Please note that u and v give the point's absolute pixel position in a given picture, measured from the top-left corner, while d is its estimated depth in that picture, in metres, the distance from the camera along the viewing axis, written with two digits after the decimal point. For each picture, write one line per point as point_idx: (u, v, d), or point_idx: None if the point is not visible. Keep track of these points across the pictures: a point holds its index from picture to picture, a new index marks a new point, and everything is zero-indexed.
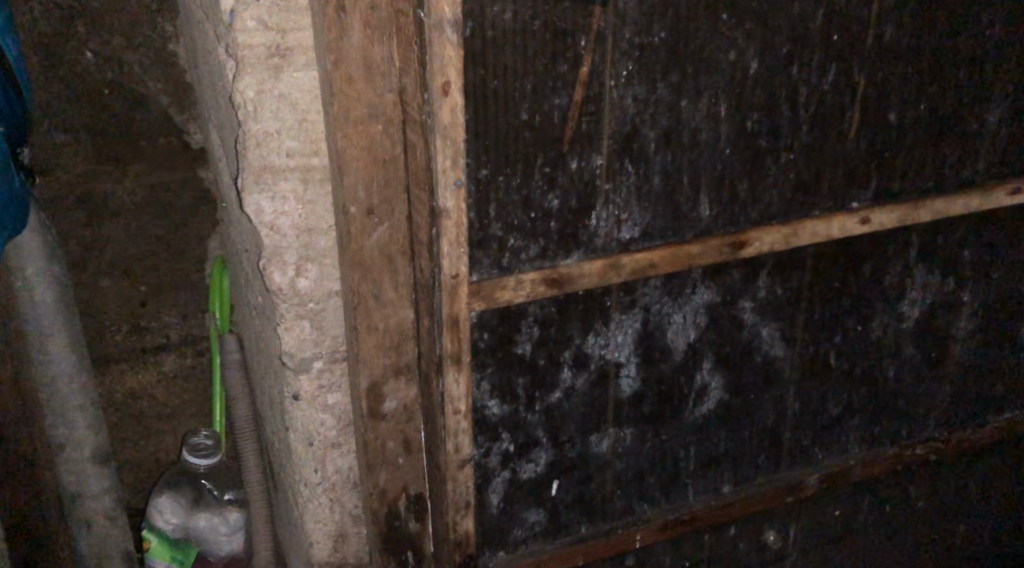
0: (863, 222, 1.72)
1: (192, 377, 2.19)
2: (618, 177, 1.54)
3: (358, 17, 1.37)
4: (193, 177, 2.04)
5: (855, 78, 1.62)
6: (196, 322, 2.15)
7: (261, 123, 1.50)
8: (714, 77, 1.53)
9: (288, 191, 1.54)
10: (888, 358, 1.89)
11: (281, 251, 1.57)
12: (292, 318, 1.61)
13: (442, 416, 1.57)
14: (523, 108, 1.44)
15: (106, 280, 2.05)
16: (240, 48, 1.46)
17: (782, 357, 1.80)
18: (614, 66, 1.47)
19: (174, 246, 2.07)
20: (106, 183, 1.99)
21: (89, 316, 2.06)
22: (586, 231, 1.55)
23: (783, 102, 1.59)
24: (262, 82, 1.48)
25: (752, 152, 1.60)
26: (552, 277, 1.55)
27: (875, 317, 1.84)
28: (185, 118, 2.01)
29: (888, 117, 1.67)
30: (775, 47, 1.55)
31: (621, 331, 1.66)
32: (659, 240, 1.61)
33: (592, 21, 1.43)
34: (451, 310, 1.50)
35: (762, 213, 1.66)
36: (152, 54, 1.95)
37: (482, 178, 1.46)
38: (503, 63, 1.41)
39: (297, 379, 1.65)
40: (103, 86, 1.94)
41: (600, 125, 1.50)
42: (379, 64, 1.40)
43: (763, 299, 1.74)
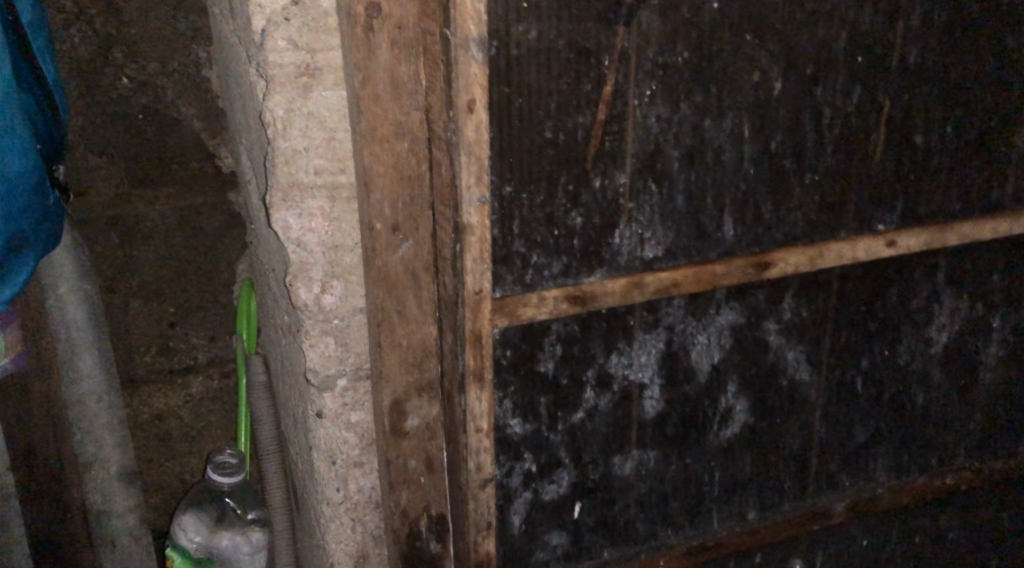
0: (889, 245, 1.71)
1: (218, 399, 2.20)
2: (641, 196, 1.54)
3: (386, 35, 1.37)
4: (224, 200, 2.07)
5: (880, 100, 1.62)
6: (223, 343, 2.16)
7: (289, 141, 1.52)
8: (737, 97, 1.54)
9: (315, 209, 1.56)
10: (917, 384, 1.86)
11: (307, 266, 1.58)
12: (316, 334, 1.62)
13: (464, 434, 1.57)
14: (547, 125, 1.45)
15: (137, 302, 2.07)
16: (270, 67, 1.48)
17: (809, 381, 1.78)
18: (638, 85, 1.48)
19: (204, 267, 2.10)
20: (138, 206, 2.02)
21: (120, 336, 2.08)
22: (609, 248, 1.56)
23: (807, 123, 1.59)
24: (291, 101, 1.50)
25: (776, 172, 1.60)
26: (574, 295, 1.55)
27: (902, 342, 1.82)
28: (217, 142, 2.04)
29: (914, 140, 1.67)
30: (798, 69, 1.55)
31: (644, 351, 1.65)
32: (682, 259, 1.60)
33: (615, 40, 1.45)
34: (473, 326, 1.51)
35: (787, 233, 1.65)
36: (186, 79, 1.99)
37: (506, 196, 1.47)
38: (528, 82, 1.43)
39: (321, 397, 1.65)
40: (138, 110, 1.97)
41: (623, 144, 1.50)
42: (405, 83, 1.39)
43: (789, 320, 1.72)
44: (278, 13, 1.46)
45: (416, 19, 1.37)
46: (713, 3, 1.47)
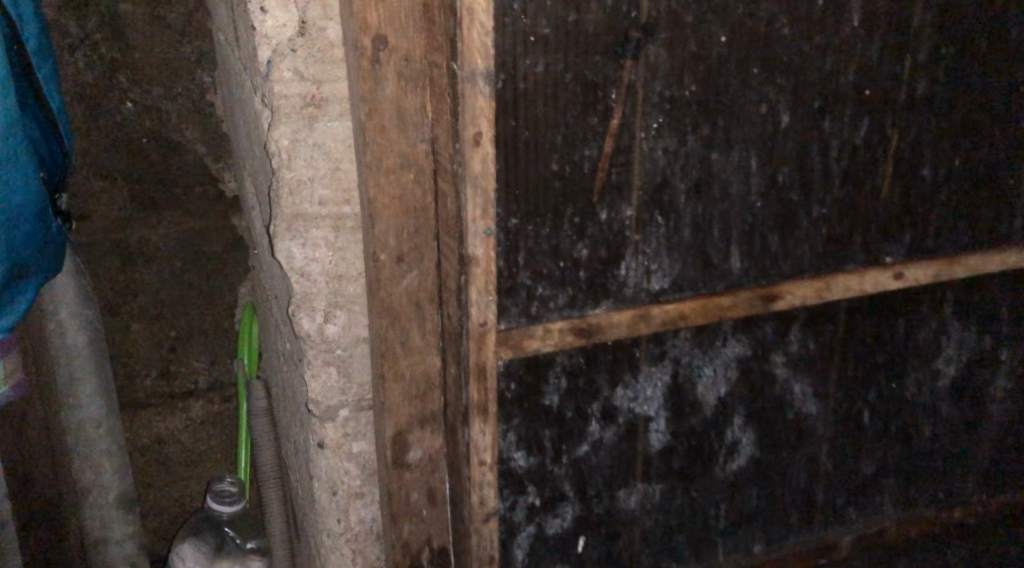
0: (896, 277, 1.70)
1: (218, 424, 2.18)
2: (648, 228, 1.53)
3: (392, 68, 1.37)
4: (227, 225, 2.06)
5: (888, 133, 1.61)
6: (224, 368, 2.15)
7: (295, 171, 1.51)
8: (745, 130, 1.52)
9: (319, 239, 1.55)
10: (924, 417, 1.85)
11: (311, 297, 1.57)
12: (319, 364, 1.60)
13: (467, 467, 1.54)
14: (553, 157, 1.44)
15: (138, 326, 2.06)
16: (275, 98, 1.47)
17: (815, 414, 1.76)
18: (645, 117, 1.47)
19: (205, 292, 2.08)
20: (140, 230, 2.01)
21: (121, 361, 2.07)
22: (615, 281, 1.54)
23: (814, 156, 1.58)
24: (296, 131, 1.49)
25: (783, 205, 1.59)
26: (580, 326, 1.54)
27: (910, 375, 1.80)
28: (220, 167, 2.03)
29: (922, 173, 1.66)
30: (806, 102, 1.54)
31: (650, 384, 1.64)
32: (688, 291, 1.59)
33: (622, 74, 1.44)
34: (478, 358, 1.49)
35: (795, 265, 1.63)
36: (190, 105, 1.98)
37: (512, 228, 1.46)
38: (534, 115, 1.41)
39: (322, 427, 1.64)
40: (142, 135, 1.97)
41: (629, 176, 1.49)
42: (411, 115, 1.40)
43: (795, 353, 1.71)
44: (284, 43, 1.45)
45: (423, 51, 1.38)
46: (721, 36, 1.46)
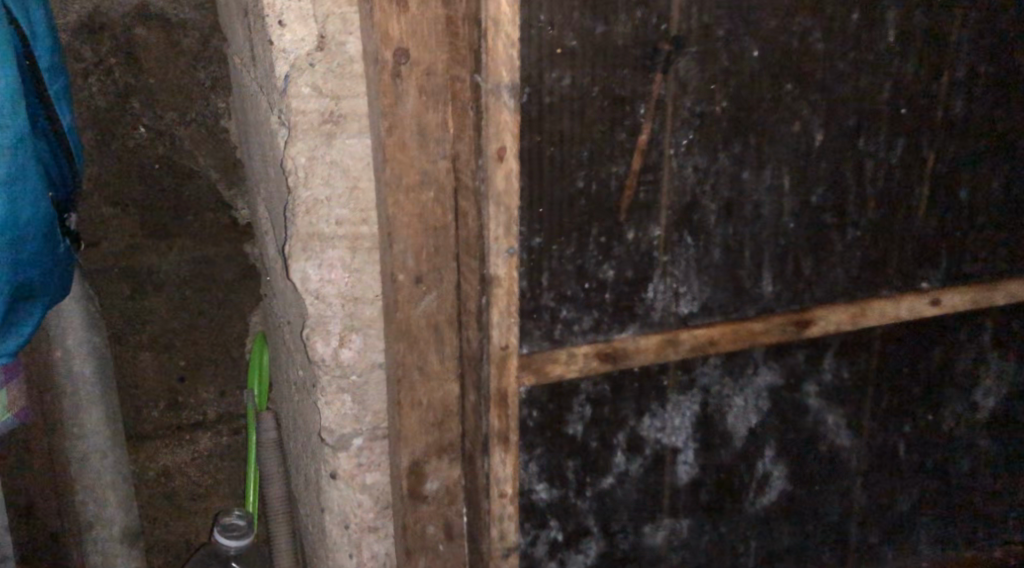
0: (933, 303, 1.63)
1: (228, 456, 2.12)
2: (677, 249, 1.47)
3: (414, 82, 1.32)
4: (239, 252, 2.01)
5: (925, 153, 1.55)
6: (234, 399, 2.09)
7: (311, 190, 1.46)
8: (777, 149, 1.46)
9: (335, 259, 1.49)
10: (962, 451, 1.77)
11: (326, 321, 1.51)
12: (333, 392, 1.54)
13: (487, 499, 1.47)
14: (579, 174, 1.38)
15: (146, 355, 2.00)
16: (293, 114, 1.42)
17: (849, 447, 1.69)
18: (674, 134, 1.41)
19: (216, 320, 2.03)
20: (151, 257, 1.96)
21: (129, 391, 2.01)
22: (642, 303, 1.48)
23: (849, 176, 1.52)
24: (313, 148, 1.44)
25: (816, 227, 1.53)
26: (606, 351, 1.47)
27: (946, 406, 1.73)
28: (233, 193, 1.99)
29: (959, 195, 1.60)
30: (841, 120, 1.48)
31: (678, 413, 1.56)
32: (718, 315, 1.52)
33: (652, 88, 1.37)
34: (499, 384, 1.42)
35: (828, 290, 1.57)
36: (204, 130, 1.94)
37: (535, 248, 1.40)
38: (560, 130, 1.36)
39: (335, 457, 1.57)
40: (154, 160, 1.92)
41: (658, 195, 1.43)
42: (433, 131, 1.35)
43: (829, 382, 1.64)
44: (303, 58, 1.41)
45: (445, 65, 1.33)
46: (754, 51, 1.40)
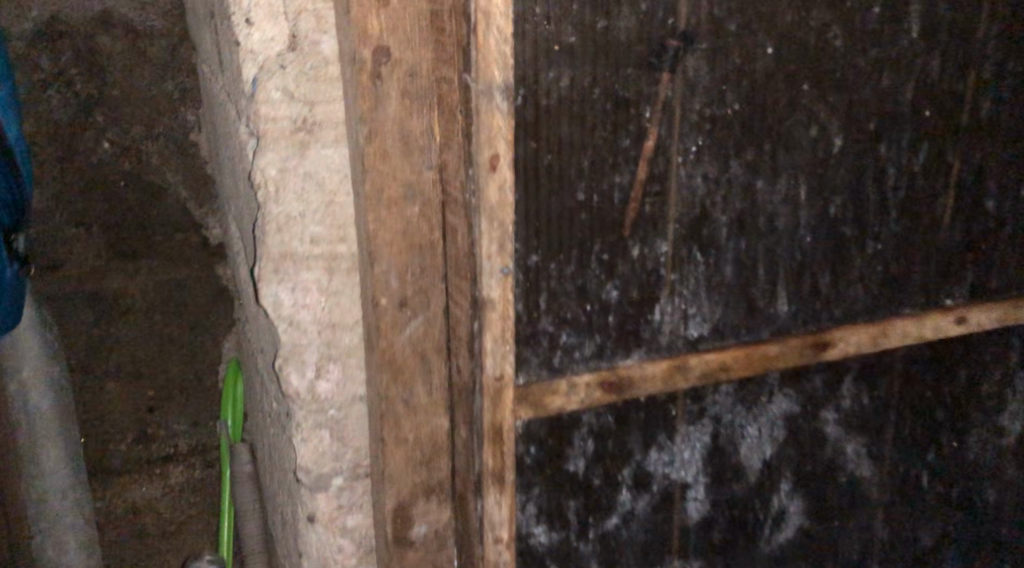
0: (958, 321, 1.51)
1: (200, 490, 1.96)
2: (685, 266, 1.34)
3: (396, 85, 1.19)
4: (211, 273, 1.86)
5: (950, 160, 1.43)
6: (206, 431, 1.93)
7: (283, 205, 1.32)
8: (794, 155, 1.34)
9: (310, 282, 1.35)
10: (988, 479, 1.65)
11: (300, 349, 1.37)
12: (309, 427, 1.40)
13: (480, 545, 1.33)
14: (579, 186, 1.26)
15: (113, 385, 1.84)
16: (262, 122, 1.29)
17: (870, 478, 1.56)
18: (682, 139, 1.28)
19: (186, 347, 1.87)
20: (116, 280, 1.81)
21: (93, 424, 1.84)
22: (648, 326, 1.35)
23: (870, 185, 1.39)
24: (285, 159, 1.31)
25: (835, 240, 1.40)
26: (610, 380, 1.33)
27: (972, 432, 1.61)
28: (204, 212, 1.85)
29: (986, 205, 1.48)
30: (861, 124, 1.36)
31: (687, 447, 1.42)
32: (731, 339, 1.39)
33: (658, 89, 1.25)
34: (493, 419, 1.29)
35: (847, 310, 1.45)
36: (172, 145, 1.80)
37: (531, 266, 1.27)
38: (559, 136, 1.23)
39: (313, 498, 1.43)
40: (120, 178, 1.78)
41: (665, 207, 1.30)
42: (416, 139, 1.22)
43: (848, 409, 1.51)
44: (272, 60, 1.27)
45: (431, 65, 1.20)
46: (768, 48, 1.28)
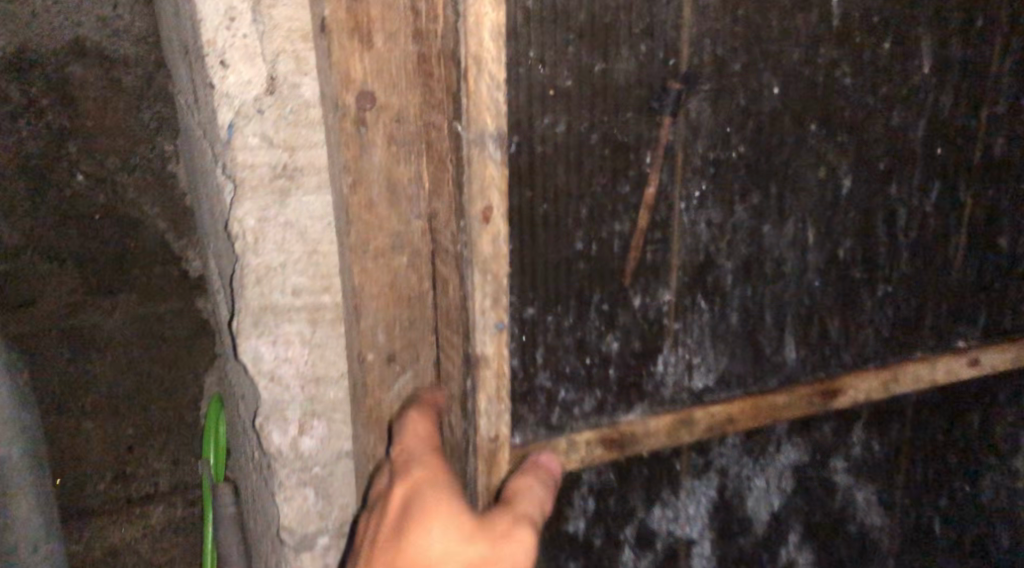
0: (972, 364, 1.44)
1: (182, 530, 1.87)
2: (689, 315, 1.27)
3: (382, 131, 1.13)
4: (190, 307, 1.77)
5: (963, 199, 1.37)
6: (188, 468, 1.84)
7: (263, 256, 1.24)
8: (801, 198, 1.28)
9: (292, 334, 1.27)
10: (1002, 523, 1.59)
11: (282, 406, 1.29)
12: (293, 485, 1.32)
13: None
14: (577, 235, 1.19)
15: (90, 423, 1.75)
16: (239, 169, 1.20)
17: (881, 526, 1.49)
18: (685, 185, 1.22)
19: (166, 383, 1.78)
20: (92, 316, 1.72)
21: (71, 463, 1.76)
22: (650, 379, 1.28)
23: (880, 226, 1.33)
24: (264, 208, 1.22)
25: (845, 284, 1.34)
26: (611, 437, 1.27)
27: (985, 475, 1.55)
28: (183, 243, 1.75)
29: (1000, 243, 1.42)
30: (871, 164, 1.29)
31: (693, 502, 1.37)
32: (737, 389, 1.33)
33: (659, 133, 1.19)
34: (488, 482, 1.20)
35: (857, 355, 1.38)
36: (149, 176, 1.71)
37: (527, 319, 1.20)
38: (555, 185, 1.16)
39: (297, 559, 1.35)
40: (95, 211, 1.69)
41: (667, 255, 1.24)
42: (404, 187, 1.16)
43: (858, 457, 1.44)
44: (249, 104, 1.19)
45: (418, 110, 1.13)
46: (774, 87, 1.21)
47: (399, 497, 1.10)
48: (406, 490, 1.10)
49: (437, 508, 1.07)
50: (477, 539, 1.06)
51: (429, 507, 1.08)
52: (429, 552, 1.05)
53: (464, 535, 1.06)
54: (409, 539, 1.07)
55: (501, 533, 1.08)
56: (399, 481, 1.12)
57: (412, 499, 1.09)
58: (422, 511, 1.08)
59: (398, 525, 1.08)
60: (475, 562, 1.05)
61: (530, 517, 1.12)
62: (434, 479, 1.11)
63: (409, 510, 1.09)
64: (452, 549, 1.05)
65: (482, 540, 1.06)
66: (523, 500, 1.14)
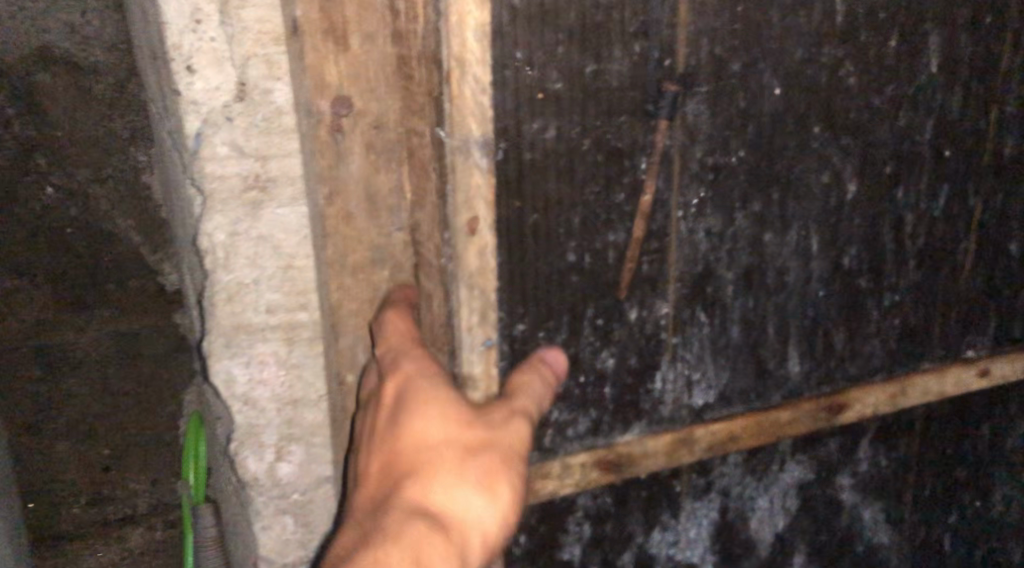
0: (981, 374, 1.38)
1: (162, 554, 1.78)
2: (688, 328, 1.21)
3: (360, 138, 1.06)
4: (168, 323, 1.66)
5: (971, 202, 1.30)
6: (168, 489, 1.73)
7: (234, 272, 1.16)
8: (804, 204, 1.21)
9: (267, 355, 1.20)
10: (1013, 538, 1.53)
11: (258, 432, 1.22)
12: (271, 514, 1.24)
13: None
14: (569, 246, 1.12)
15: (65, 444, 1.67)
16: (207, 180, 1.13)
17: (889, 545, 1.43)
18: (682, 192, 1.15)
19: (143, 403, 1.68)
20: (64, 333, 1.64)
21: (45, 485, 1.68)
22: (648, 397, 1.21)
23: (887, 232, 1.26)
24: (235, 222, 1.15)
25: (850, 293, 1.27)
26: (608, 459, 1.20)
27: (997, 489, 1.48)
28: (159, 257, 1.64)
29: (1010, 248, 1.35)
30: (878, 167, 1.23)
31: (693, 525, 1.30)
32: (739, 406, 1.26)
33: (655, 137, 1.12)
34: None
35: (863, 367, 1.31)
36: (123, 188, 1.60)
37: (518, 337, 1.12)
38: (545, 194, 1.09)
39: None
40: (65, 225, 1.59)
41: (664, 266, 1.17)
42: (385, 197, 1.09)
43: (866, 474, 1.37)
44: (218, 111, 1.12)
45: (398, 116, 1.07)
46: (775, 88, 1.15)
47: (392, 388, 1.02)
48: (399, 380, 1.02)
49: (433, 397, 0.99)
50: (475, 424, 0.98)
51: (424, 395, 0.99)
52: (428, 439, 0.98)
53: (464, 421, 0.98)
54: (405, 427, 0.99)
55: (500, 422, 1.00)
56: (390, 373, 1.03)
57: (407, 388, 1.01)
58: (419, 399, 0.99)
59: (393, 415, 1.00)
60: (475, 445, 0.97)
61: (530, 409, 1.04)
62: (429, 369, 1.03)
63: (403, 400, 1.00)
64: (453, 433, 0.98)
65: (482, 426, 0.99)
66: (519, 393, 1.06)
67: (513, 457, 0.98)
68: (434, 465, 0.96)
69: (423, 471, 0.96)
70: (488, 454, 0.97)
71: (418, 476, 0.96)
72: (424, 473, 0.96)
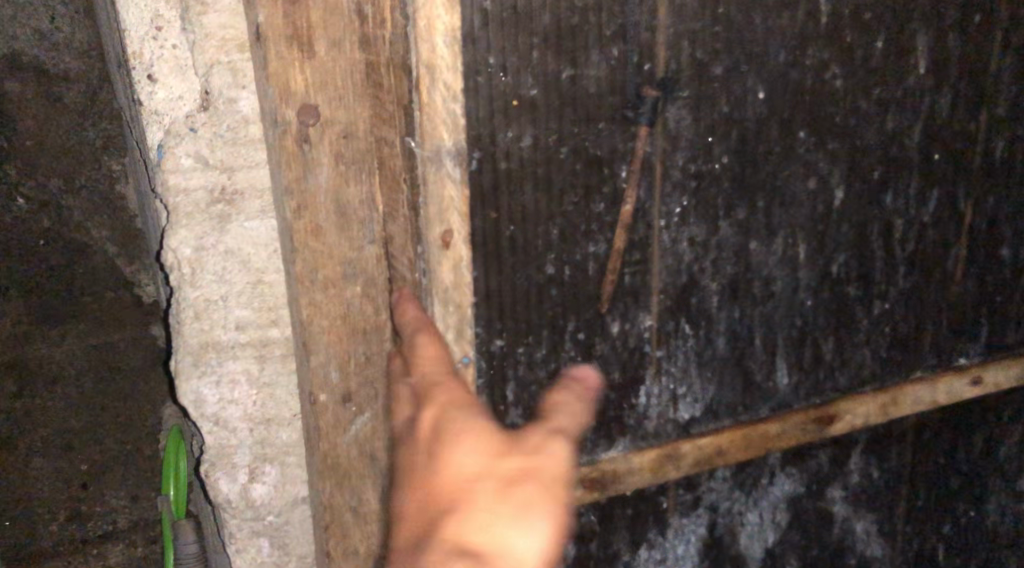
0: (974, 383, 1.35)
1: None
2: (673, 341, 1.17)
3: (328, 149, 0.98)
4: (145, 336, 1.62)
5: (961, 207, 1.27)
6: (148, 504, 1.67)
7: (201, 288, 1.12)
8: (791, 211, 1.17)
9: (238, 373, 1.15)
10: (1007, 546, 1.49)
11: (228, 453, 1.17)
12: (245, 537, 1.20)
13: None
14: (548, 258, 1.08)
15: (41, 460, 1.60)
16: (171, 194, 1.09)
17: (882, 558, 1.39)
18: (664, 201, 1.12)
19: (120, 417, 1.63)
20: (37, 347, 1.57)
21: (20, 504, 1.61)
22: (632, 412, 1.18)
23: (875, 239, 1.23)
24: (201, 237, 1.10)
25: (839, 302, 1.24)
26: (591, 477, 1.16)
27: (990, 498, 1.45)
28: (137, 268, 1.59)
29: (1000, 253, 1.32)
30: (865, 172, 1.20)
31: (681, 541, 1.26)
32: (726, 419, 1.23)
33: (635, 145, 1.08)
34: None
35: (853, 377, 1.28)
36: (98, 199, 1.56)
37: (496, 352, 1.09)
38: (521, 205, 1.05)
39: None
40: (39, 236, 1.54)
41: (647, 277, 1.13)
42: (355, 209, 1.00)
43: (857, 485, 1.34)
44: (181, 121, 1.08)
45: (368, 124, 0.99)
46: (759, 92, 1.11)
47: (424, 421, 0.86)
48: (433, 411, 0.86)
49: (469, 428, 0.83)
50: (513, 450, 0.81)
51: (458, 425, 0.83)
52: (463, 471, 0.81)
53: (504, 449, 0.81)
54: (436, 460, 0.82)
55: (540, 446, 0.82)
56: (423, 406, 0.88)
57: (441, 418, 0.85)
58: (455, 427, 0.84)
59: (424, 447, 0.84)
60: (516, 474, 0.80)
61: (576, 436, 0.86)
62: (466, 400, 0.87)
63: (435, 432, 0.84)
64: (490, 464, 0.80)
65: (525, 453, 0.81)
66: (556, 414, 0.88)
67: (563, 489, 0.80)
68: (471, 499, 0.79)
69: (457, 507, 0.79)
70: (531, 484, 0.79)
71: (452, 513, 0.79)
72: (459, 511, 0.78)
